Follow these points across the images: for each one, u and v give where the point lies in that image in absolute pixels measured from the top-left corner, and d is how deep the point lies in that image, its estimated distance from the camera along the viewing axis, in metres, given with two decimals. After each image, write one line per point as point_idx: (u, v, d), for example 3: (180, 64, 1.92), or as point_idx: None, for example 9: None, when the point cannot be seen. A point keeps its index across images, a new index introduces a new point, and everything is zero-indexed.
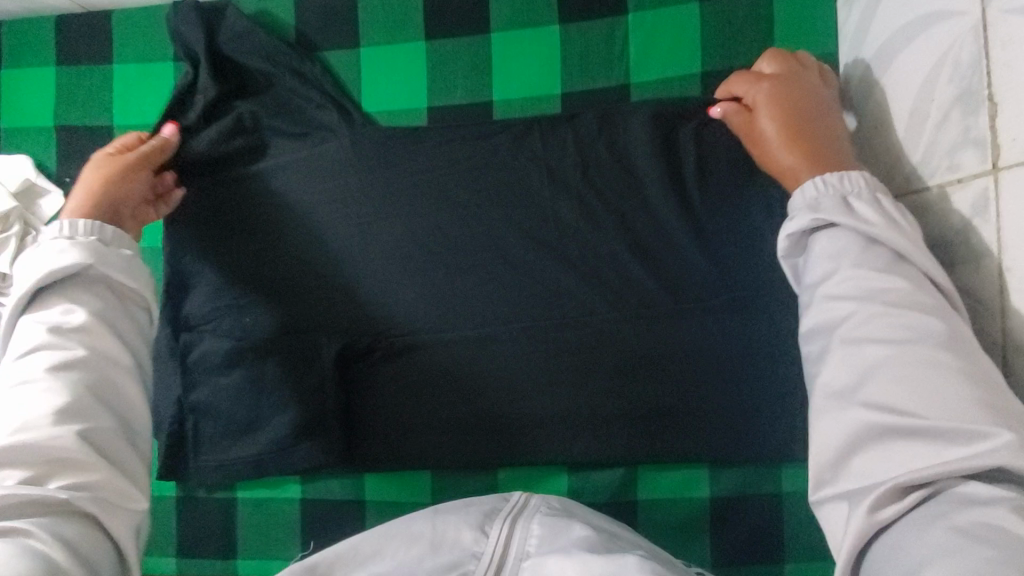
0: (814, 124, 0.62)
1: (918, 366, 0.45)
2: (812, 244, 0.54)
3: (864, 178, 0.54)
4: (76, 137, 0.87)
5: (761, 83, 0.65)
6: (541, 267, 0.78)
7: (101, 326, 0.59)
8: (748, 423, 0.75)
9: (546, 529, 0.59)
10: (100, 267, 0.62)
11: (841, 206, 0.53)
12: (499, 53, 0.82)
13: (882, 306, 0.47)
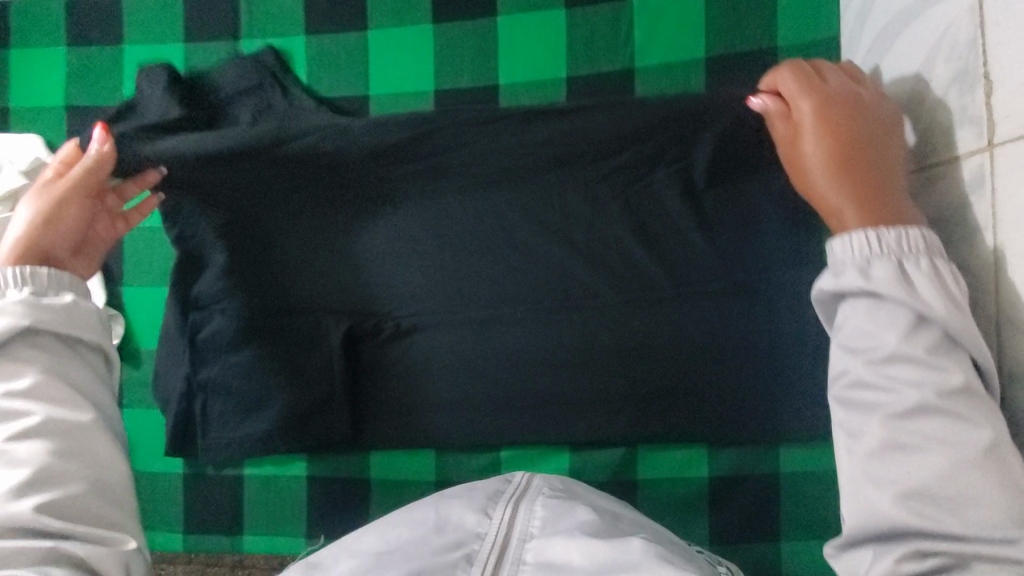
0: (864, 159, 0.55)
1: (962, 469, 0.43)
2: (856, 303, 0.49)
3: (926, 242, 0.49)
4: (87, 116, 0.88)
5: (811, 105, 0.57)
6: (546, 251, 0.79)
7: (51, 386, 0.54)
8: (747, 405, 0.76)
9: (549, 512, 0.61)
10: (38, 322, 0.55)
11: (896, 274, 0.48)
12: (506, 37, 0.83)
13: (928, 397, 0.45)
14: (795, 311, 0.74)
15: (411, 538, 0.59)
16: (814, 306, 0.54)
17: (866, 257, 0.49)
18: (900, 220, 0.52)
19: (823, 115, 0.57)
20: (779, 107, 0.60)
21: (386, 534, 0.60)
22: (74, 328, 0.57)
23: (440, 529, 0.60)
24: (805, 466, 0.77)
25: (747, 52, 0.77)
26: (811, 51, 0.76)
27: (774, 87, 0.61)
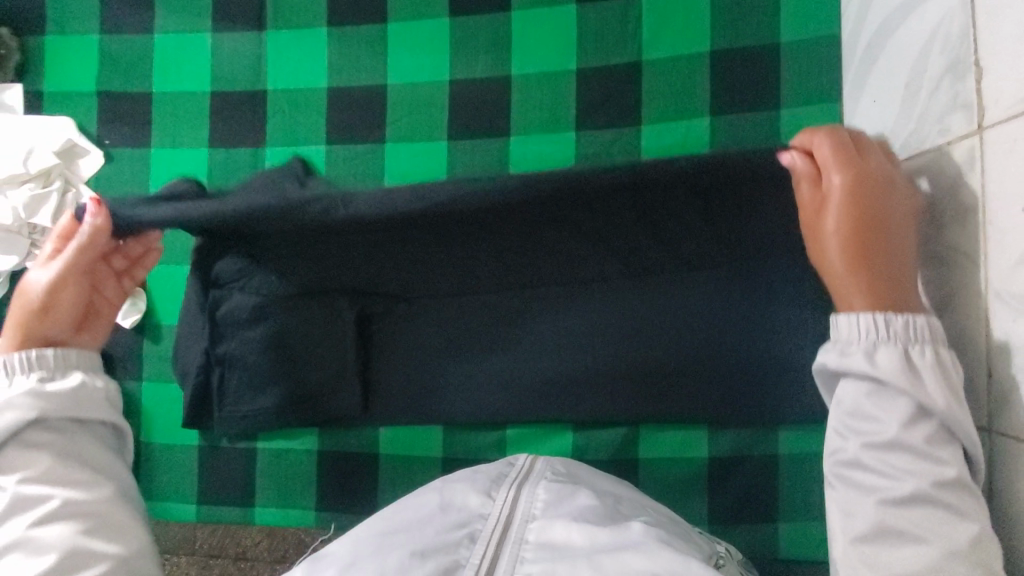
0: (885, 241, 0.55)
1: (944, 550, 0.47)
2: (858, 384, 0.53)
3: (931, 331, 0.51)
4: (118, 101, 0.92)
5: (842, 178, 0.55)
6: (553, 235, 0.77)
7: (63, 467, 0.59)
8: (750, 387, 0.78)
9: (551, 494, 0.62)
10: (49, 411, 0.60)
11: (900, 362, 0.51)
12: (519, 30, 0.85)
13: (920, 485, 0.49)
14: (800, 292, 0.73)
15: (416, 519, 0.61)
16: (814, 377, 0.57)
17: (871, 338, 0.52)
18: (906, 305, 0.54)
19: (854, 188, 0.55)
20: (808, 167, 0.58)
21: (392, 518, 0.62)
22: (83, 411, 0.63)
23: (445, 509, 0.62)
24: (803, 449, 0.79)
25: (750, 47, 0.80)
26: (813, 46, 0.79)
27: (808, 148, 0.59)
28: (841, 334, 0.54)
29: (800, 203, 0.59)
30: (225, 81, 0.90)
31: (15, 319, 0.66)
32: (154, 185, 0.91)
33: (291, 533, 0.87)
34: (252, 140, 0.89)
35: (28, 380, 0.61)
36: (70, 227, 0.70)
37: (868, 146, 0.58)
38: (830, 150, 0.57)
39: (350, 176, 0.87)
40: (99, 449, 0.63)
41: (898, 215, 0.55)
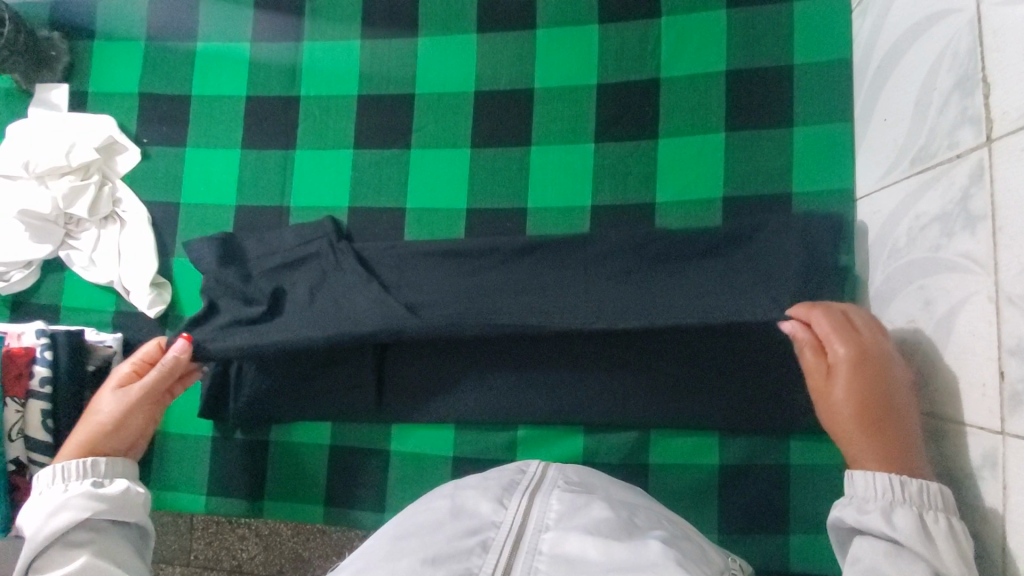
0: (891, 412, 0.60)
1: None
2: (872, 543, 0.55)
3: (944, 500, 0.54)
4: (157, 103, 0.96)
5: (846, 351, 0.63)
6: (560, 272, 0.83)
7: (98, 565, 0.60)
8: (763, 394, 0.78)
9: (566, 504, 0.61)
10: (96, 513, 0.63)
11: (918, 525, 0.53)
12: (543, 47, 0.89)
13: None
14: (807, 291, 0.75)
15: (427, 524, 0.59)
16: (829, 526, 0.61)
17: (887, 497, 0.56)
18: (917, 469, 0.58)
19: (856, 363, 0.62)
20: (810, 337, 0.67)
21: (403, 527, 0.60)
22: (125, 515, 0.65)
23: (456, 514, 0.60)
24: (813, 461, 0.79)
25: (765, 67, 0.84)
26: (825, 69, 0.82)
27: (808, 320, 0.67)
28: (858, 492, 0.58)
29: (807, 370, 0.66)
30: (261, 87, 0.94)
31: (87, 437, 0.71)
32: (186, 182, 0.94)
33: (287, 547, 0.93)
34: (284, 142, 0.93)
35: (80, 484, 0.64)
36: (151, 355, 0.77)
37: (866, 324, 0.66)
38: (832, 329, 0.65)
39: (375, 178, 0.90)
40: (132, 551, 0.64)
41: (901, 389, 0.62)
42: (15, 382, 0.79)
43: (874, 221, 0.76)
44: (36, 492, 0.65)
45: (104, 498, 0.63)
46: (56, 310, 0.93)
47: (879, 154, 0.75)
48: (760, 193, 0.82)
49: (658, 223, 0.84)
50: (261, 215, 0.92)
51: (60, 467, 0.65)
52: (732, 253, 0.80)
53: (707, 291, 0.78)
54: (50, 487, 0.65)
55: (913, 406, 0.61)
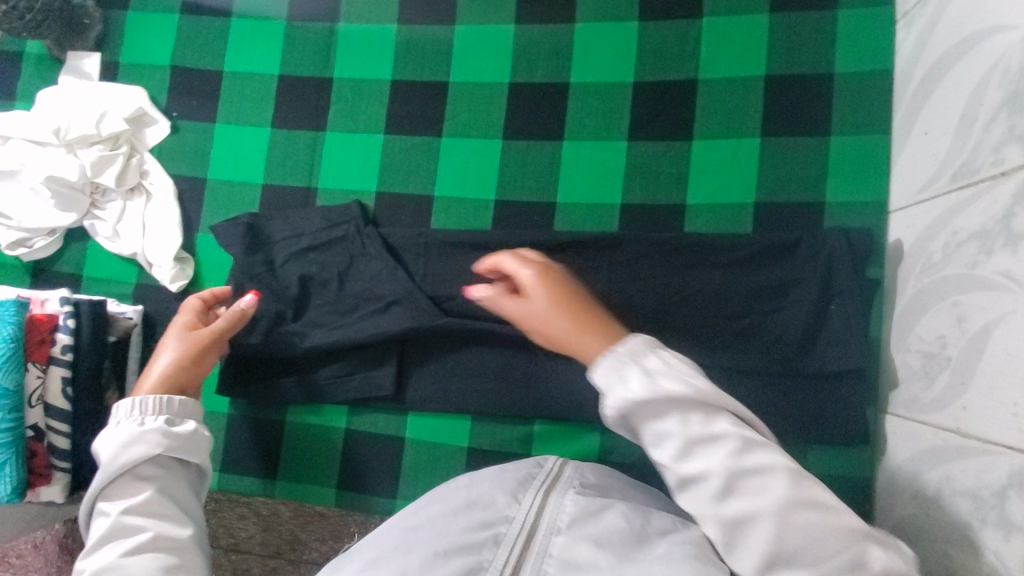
0: (591, 310, 0.59)
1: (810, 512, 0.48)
2: (669, 415, 0.51)
3: (630, 347, 0.54)
4: (189, 76, 0.96)
5: (530, 273, 0.61)
6: (588, 270, 0.83)
7: (164, 503, 0.59)
8: (785, 404, 0.77)
9: (580, 505, 0.60)
10: (167, 451, 0.61)
11: (669, 378, 0.52)
12: (581, 42, 0.88)
13: (762, 469, 0.49)
14: (829, 303, 0.77)
15: (440, 515, 0.59)
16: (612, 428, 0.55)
17: (635, 363, 0.52)
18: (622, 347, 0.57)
19: (540, 275, 0.61)
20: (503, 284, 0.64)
21: (421, 513, 0.61)
22: (194, 455, 0.63)
23: (469, 506, 0.60)
24: (829, 471, 0.79)
25: (804, 74, 0.83)
26: (864, 80, 0.82)
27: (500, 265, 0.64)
28: (605, 379, 0.52)
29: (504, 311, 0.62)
30: (295, 66, 0.94)
31: (167, 369, 0.69)
32: (214, 158, 0.93)
33: (286, 529, 0.89)
34: (314, 123, 0.92)
35: (154, 419, 0.62)
36: (198, 305, 0.79)
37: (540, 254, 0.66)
38: (518, 259, 0.64)
39: (404, 165, 0.90)
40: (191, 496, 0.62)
41: (554, 288, 0.59)
42: (37, 348, 0.77)
43: (908, 235, 0.75)
44: (111, 416, 0.63)
45: (177, 438, 0.61)
46: (78, 280, 0.93)
47: (916, 168, 0.75)
48: (794, 199, 0.82)
49: (688, 227, 0.83)
50: (289, 196, 0.91)
51: (139, 398, 0.63)
52: (761, 259, 0.80)
53: (732, 300, 0.79)
54: (125, 417, 0.62)
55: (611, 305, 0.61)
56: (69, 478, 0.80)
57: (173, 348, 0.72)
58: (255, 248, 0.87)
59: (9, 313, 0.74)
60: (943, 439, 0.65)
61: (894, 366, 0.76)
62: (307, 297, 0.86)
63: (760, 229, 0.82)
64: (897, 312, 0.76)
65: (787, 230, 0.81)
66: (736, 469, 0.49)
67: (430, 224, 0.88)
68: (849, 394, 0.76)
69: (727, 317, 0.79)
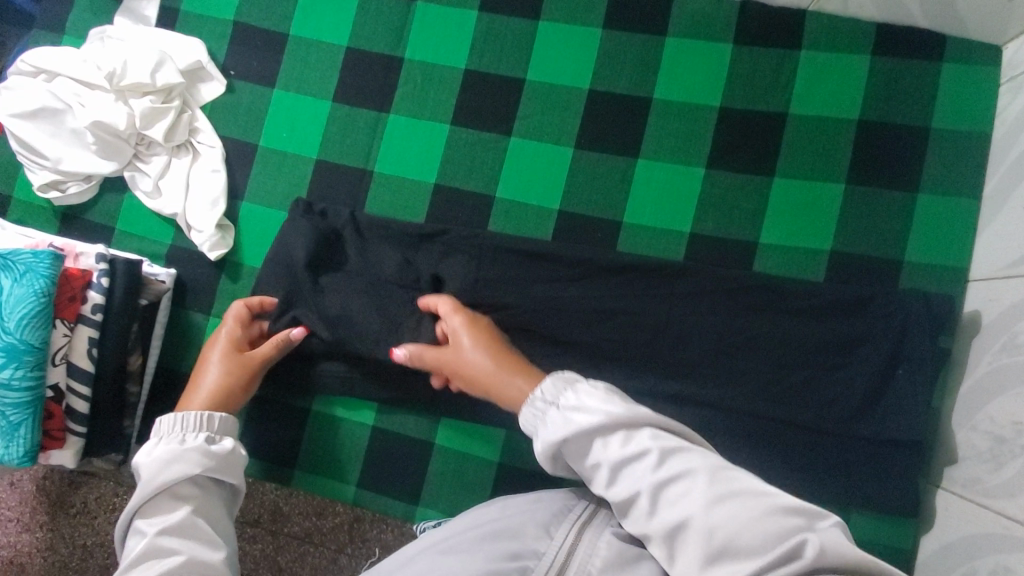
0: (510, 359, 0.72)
1: (746, 512, 0.47)
2: (592, 444, 0.54)
3: (562, 377, 0.58)
4: (252, 35, 0.91)
5: (457, 322, 0.74)
6: (649, 297, 0.79)
7: (197, 523, 0.57)
8: (839, 467, 0.74)
9: (615, 551, 0.52)
10: (205, 470, 0.60)
11: (577, 405, 0.55)
12: (670, 57, 0.84)
13: (699, 476, 0.50)
14: (896, 367, 0.74)
15: (466, 544, 0.52)
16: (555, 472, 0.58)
17: (552, 402, 0.57)
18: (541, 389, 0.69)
19: (466, 328, 0.74)
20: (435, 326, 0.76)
21: (448, 541, 0.54)
22: (229, 477, 0.62)
23: (497, 533, 0.53)
24: (872, 539, 0.76)
25: (900, 124, 0.80)
26: (962, 139, 0.79)
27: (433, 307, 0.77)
28: (530, 422, 0.58)
29: (426, 354, 0.75)
30: (365, 40, 0.89)
31: (213, 389, 0.73)
32: (269, 124, 0.89)
33: (269, 499, 0.89)
34: (378, 103, 0.88)
35: (193, 438, 0.62)
36: (242, 313, 0.78)
37: (441, 299, 0.77)
38: (446, 309, 0.76)
39: (468, 160, 0.86)
40: (225, 518, 0.60)
41: (473, 345, 0.72)
42: (67, 304, 0.74)
43: (990, 308, 0.72)
44: (152, 432, 0.63)
45: (216, 458, 0.61)
46: (109, 232, 0.88)
47: (1008, 240, 0.72)
48: (871, 254, 0.79)
49: (757, 267, 0.80)
50: (343, 176, 0.87)
51: (181, 414, 0.64)
52: (832, 313, 0.76)
53: (798, 354, 0.76)
54: (167, 433, 0.62)
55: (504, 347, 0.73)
56: (82, 444, 0.77)
57: (218, 367, 0.74)
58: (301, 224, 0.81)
59: (43, 265, 0.71)
60: (1006, 528, 0.63)
61: (956, 441, 0.73)
62: (349, 281, 0.80)
63: (831, 281, 0.79)
64: (966, 386, 0.74)
65: (859, 285, 0.78)
66: (658, 480, 0.50)
67: (489, 226, 0.84)
68: (903, 465, 0.74)
69: (789, 370, 0.76)
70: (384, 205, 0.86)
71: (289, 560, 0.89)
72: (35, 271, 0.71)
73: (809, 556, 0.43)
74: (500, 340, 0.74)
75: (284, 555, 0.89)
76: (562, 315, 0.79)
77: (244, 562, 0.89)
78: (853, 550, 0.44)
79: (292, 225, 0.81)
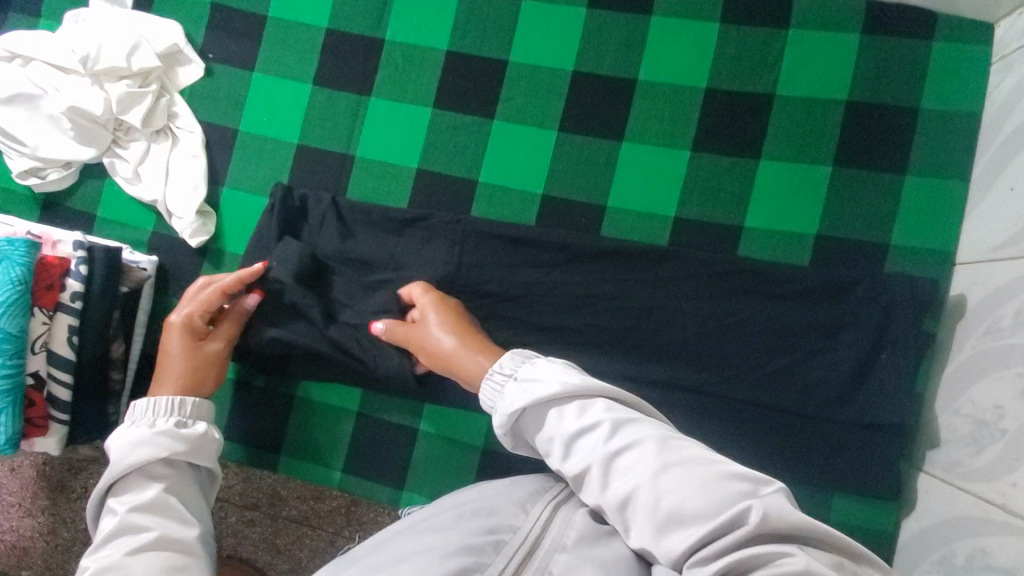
0: (482, 334, 0.72)
1: (690, 480, 0.47)
2: (548, 415, 0.54)
3: (518, 355, 0.60)
4: (230, 17, 0.89)
5: (428, 301, 0.74)
6: (630, 282, 0.78)
7: (170, 501, 0.57)
8: (819, 451, 0.74)
9: (590, 526, 0.52)
10: (175, 452, 0.60)
11: (530, 372, 0.56)
12: (655, 37, 0.82)
13: (652, 445, 0.50)
14: (876, 351, 0.74)
15: (440, 524, 0.52)
16: (511, 448, 0.59)
17: (511, 375, 0.58)
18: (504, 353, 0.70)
19: (436, 305, 0.73)
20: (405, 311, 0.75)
21: (424, 521, 0.53)
22: (203, 459, 0.63)
23: (473, 512, 0.53)
24: (855, 522, 0.76)
25: (889, 105, 0.78)
26: (950, 121, 0.77)
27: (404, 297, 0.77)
28: (489, 397, 0.58)
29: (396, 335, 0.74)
30: (346, 20, 0.87)
31: (182, 375, 0.72)
32: (248, 109, 0.87)
33: (265, 482, 0.89)
34: (359, 86, 0.86)
35: (163, 423, 0.63)
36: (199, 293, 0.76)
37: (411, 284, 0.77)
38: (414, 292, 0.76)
39: (451, 143, 0.85)
40: (199, 496, 0.61)
41: (445, 318, 0.72)
42: (45, 293, 0.74)
43: (974, 292, 0.72)
44: (125, 419, 0.64)
45: (186, 439, 0.61)
46: (90, 219, 0.87)
47: (994, 224, 0.71)
48: (857, 237, 0.78)
49: (742, 253, 0.79)
50: (324, 161, 0.86)
51: (153, 400, 0.65)
52: (811, 297, 0.76)
53: (774, 334, 0.75)
54: (140, 417, 0.64)
55: (477, 326, 0.74)
56: (66, 431, 0.77)
57: (188, 354, 0.73)
58: (282, 221, 0.80)
59: (20, 254, 0.71)
60: (984, 512, 0.63)
61: (939, 425, 0.73)
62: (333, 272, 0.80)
63: (817, 264, 0.78)
64: (950, 369, 0.73)
65: (845, 269, 0.77)
66: (609, 450, 0.50)
67: (470, 212, 0.83)
68: (886, 449, 0.74)
69: (766, 352, 0.75)
70: (366, 190, 0.86)
71: (287, 542, 0.90)
72: (11, 260, 0.71)
73: (754, 520, 0.43)
74: (471, 318, 0.75)
75: (282, 538, 0.90)
76: (545, 302, 0.78)
77: (243, 544, 0.91)
78: (800, 516, 0.43)
79: (273, 220, 0.80)
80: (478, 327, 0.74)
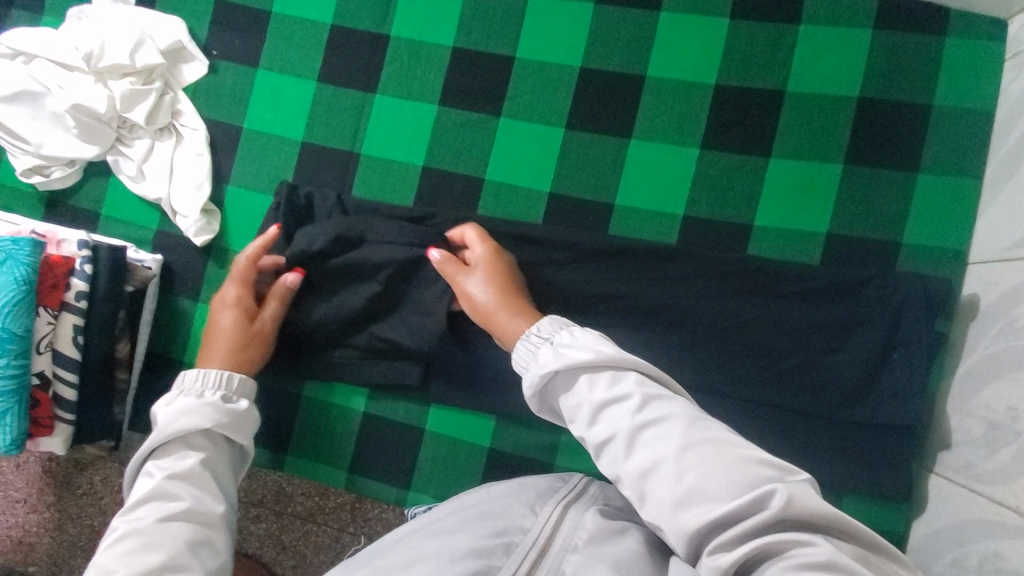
0: (525, 298, 0.71)
1: (717, 459, 0.46)
2: (578, 381, 0.54)
3: (552, 321, 0.62)
4: (233, 13, 0.88)
5: (481, 252, 0.74)
6: (641, 279, 0.77)
7: (204, 475, 0.59)
8: (830, 450, 0.74)
9: (601, 526, 0.52)
10: (216, 426, 0.62)
11: (577, 335, 0.58)
12: (664, 32, 0.81)
13: (683, 420, 0.49)
14: (889, 350, 0.73)
15: (450, 527, 0.51)
16: (538, 412, 0.59)
17: (548, 339, 0.59)
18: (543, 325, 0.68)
19: (488, 259, 0.73)
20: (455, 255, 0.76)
21: (435, 523, 0.53)
22: (239, 436, 0.64)
23: (483, 515, 0.52)
24: (865, 522, 0.76)
25: (901, 102, 0.77)
26: (963, 118, 0.76)
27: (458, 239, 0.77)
28: (522, 358, 0.59)
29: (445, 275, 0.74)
30: (350, 17, 0.86)
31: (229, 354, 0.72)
32: (252, 106, 0.87)
33: (271, 479, 0.89)
34: (364, 83, 0.86)
35: (210, 396, 0.64)
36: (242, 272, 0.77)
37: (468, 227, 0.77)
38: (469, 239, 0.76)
39: (456, 141, 0.84)
40: (231, 473, 0.62)
41: (494, 276, 0.71)
42: (49, 292, 0.74)
43: (988, 292, 0.71)
44: (175, 384, 0.66)
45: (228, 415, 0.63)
46: (94, 218, 0.87)
47: (1007, 223, 0.70)
48: (868, 237, 0.77)
49: (752, 251, 0.78)
50: (329, 158, 0.85)
51: (204, 370, 0.66)
52: (824, 295, 0.75)
53: (787, 331, 0.75)
54: (188, 386, 0.65)
55: (523, 289, 0.74)
56: (71, 431, 0.78)
57: (236, 333, 0.74)
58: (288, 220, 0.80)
59: (23, 253, 0.70)
60: (996, 515, 0.62)
61: (951, 427, 0.72)
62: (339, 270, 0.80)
63: (827, 263, 0.77)
64: (962, 370, 0.73)
65: (857, 267, 0.76)
66: (636, 421, 0.49)
67: (476, 211, 0.82)
68: (898, 449, 0.73)
69: (778, 348, 0.75)
70: (372, 188, 0.85)
71: (293, 538, 0.90)
72: (15, 260, 0.70)
73: (777, 505, 0.42)
74: (520, 280, 0.74)
75: (287, 534, 0.90)
76: (553, 300, 0.78)
77: (249, 540, 0.91)
78: (823, 506, 0.43)
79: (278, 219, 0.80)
80: (525, 290, 0.74)
